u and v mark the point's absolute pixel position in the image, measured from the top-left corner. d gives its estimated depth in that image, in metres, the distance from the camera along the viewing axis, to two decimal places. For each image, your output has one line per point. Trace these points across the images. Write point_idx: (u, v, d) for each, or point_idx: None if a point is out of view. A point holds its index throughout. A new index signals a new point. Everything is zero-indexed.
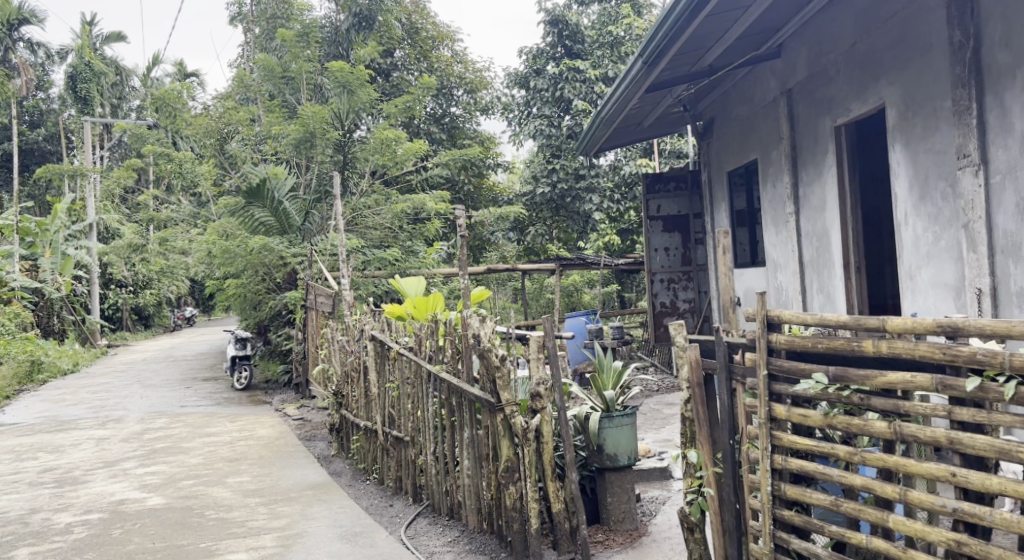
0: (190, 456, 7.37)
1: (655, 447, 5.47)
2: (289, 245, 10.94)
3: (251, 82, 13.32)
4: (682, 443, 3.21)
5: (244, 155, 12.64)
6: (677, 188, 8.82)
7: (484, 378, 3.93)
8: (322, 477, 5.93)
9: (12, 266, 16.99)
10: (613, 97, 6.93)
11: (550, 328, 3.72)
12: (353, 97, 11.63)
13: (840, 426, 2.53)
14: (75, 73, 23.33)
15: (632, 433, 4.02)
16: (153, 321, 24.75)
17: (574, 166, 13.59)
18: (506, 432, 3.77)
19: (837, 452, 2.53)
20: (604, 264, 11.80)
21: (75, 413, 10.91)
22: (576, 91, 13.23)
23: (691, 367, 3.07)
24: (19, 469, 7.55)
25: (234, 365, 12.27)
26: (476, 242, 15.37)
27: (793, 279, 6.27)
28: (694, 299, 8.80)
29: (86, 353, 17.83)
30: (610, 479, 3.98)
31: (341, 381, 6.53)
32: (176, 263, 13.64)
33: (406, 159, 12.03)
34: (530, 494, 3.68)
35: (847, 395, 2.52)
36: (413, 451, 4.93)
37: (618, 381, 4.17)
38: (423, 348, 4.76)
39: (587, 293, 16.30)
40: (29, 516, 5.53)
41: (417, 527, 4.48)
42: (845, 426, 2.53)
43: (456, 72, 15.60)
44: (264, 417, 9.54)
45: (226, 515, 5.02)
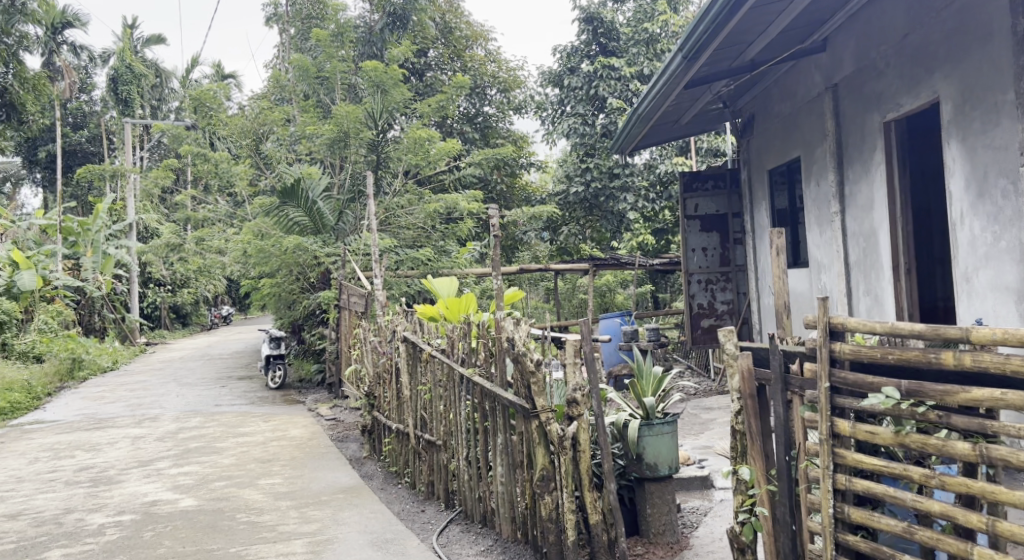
0: (223, 456, 7.36)
1: (695, 454, 5.30)
2: (323, 245, 10.94)
3: (286, 83, 13.37)
4: (732, 457, 3.09)
5: (279, 155, 12.71)
6: (715, 187, 8.60)
7: (519, 382, 3.80)
8: (353, 479, 5.85)
9: (55, 265, 17.30)
10: (650, 93, 6.74)
11: (587, 331, 3.57)
12: (387, 97, 11.60)
13: (914, 447, 2.42)
14: (116, 75, 23.72)
15: (673, 442, 3.86)
16: (191, 320, 25.06)
17: (607, 165, 13.40)
18: (541, 439, 3.65)
19: (911, 475, 2.43)
20: (639, 265, 11.61)
21: (113, 411, 11.01)
22: (610, 88, 13.08)
23: (742, 377, 2.95)
24: (56, 467, 7.61)
25: (268, 365, 12.30)
26: (509, 241, 15.26)
27: (838, 281, 6.05)
28: (733, 301, 8.56)
29: (125, 351, 18.05)
30: (650, 490, 3.84)
31: (373, 382, 6.45)
32: (212, 262, 13.73)
33: (439, 158, 11.97)
34: (567, 505, 3.56)
35: (922, 412, 2.38)
36: (445, 456, 4.82)
37: (658, 387, 4.00)
38: (456, 350, 4.66)
39: (620, 294, 16.11)
40: (63, 515, 5.53)
41: (450, 535, 4.37)
42: (921, 446, 2.41)
43: (490, 71, 15.52)
44: (297, 417, 9.52)
45: (257, 519, 4.95)
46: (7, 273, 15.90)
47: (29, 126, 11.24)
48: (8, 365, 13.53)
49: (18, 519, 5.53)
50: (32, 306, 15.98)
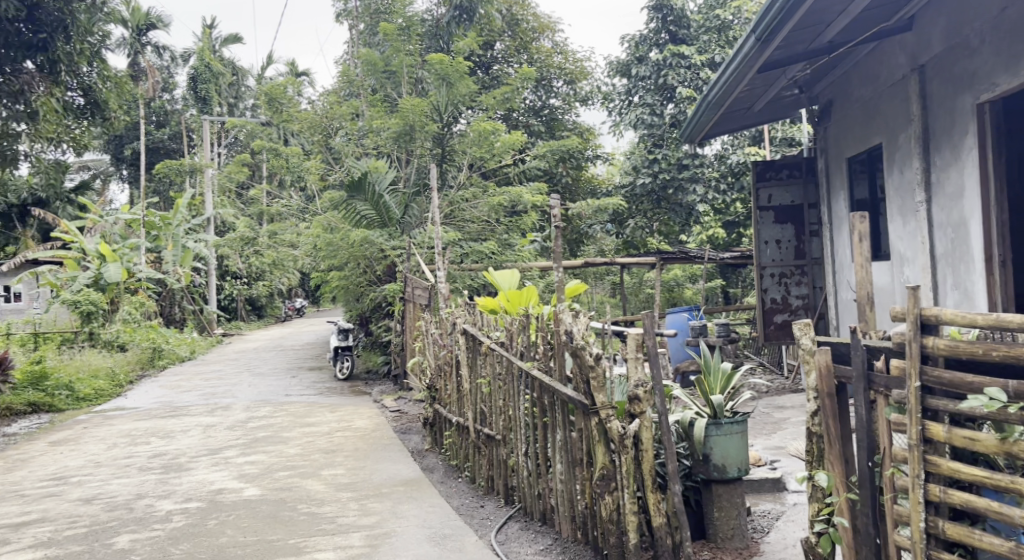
0: (289, 446, 7.42)
1: (766, 455, 5.07)
2: (389, 238, 10.97)
3: (355, 77, 13.47)
4: (808, 461, 2.89)
5: (347, 149, 12.77)
6: (791, 176, 8.20)
7: (578, 377, 3.65)
8: (414, 472, 5.80)
9: (139, 258, 17.90)
10: (721, 78, 6.47)
11: (651, 325, 3.40)
12: (453, 90, 11.52)
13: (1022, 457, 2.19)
14: (196, 74, 24.51)
15: (743, 443, 3.66)
16: (266, 311, 25.65)
17: (676, 156, 13.09)
18: (602, 437, 3.50)
19: (1019, 487, 2.20)
20: (708, 258, 11.30)
21: (188, 399, 11.30)
22: (680, 77, 12.77)
23: (819, 375, 2.75)
24: (131, 453, 7.80)
25: (336, 356, 12.44)
26: (575, 235, 15.12)
27: (923, 275, 5.70)
28: (808, 296, 8.20)
29: (204, 342, 18.58)
30: (717, 492, 3.65)
31: (434, 375, 6.40)
32: (285, 255, 14.02)
33: (504, 151, 11.92)
34: (628, 506, 3.39)
35: None
36: (505, 451, 4.71)
37: (726, 384, 3.79)
38: (515, 344, 4.55)
39: (689, 288, 15.82)
40: (134, 501, 5.63)
41: (508, 532, 4.26)
42: None
43: (556, 63, 15.37)
44: (363, 408, 9.57)
45: (317, 510, 4.93)
46: (95, 265, 16.54)
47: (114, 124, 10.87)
48: (94, 353, 14.05)
49: (92, 504, 5.65)
50: (117, 297, 16.58)
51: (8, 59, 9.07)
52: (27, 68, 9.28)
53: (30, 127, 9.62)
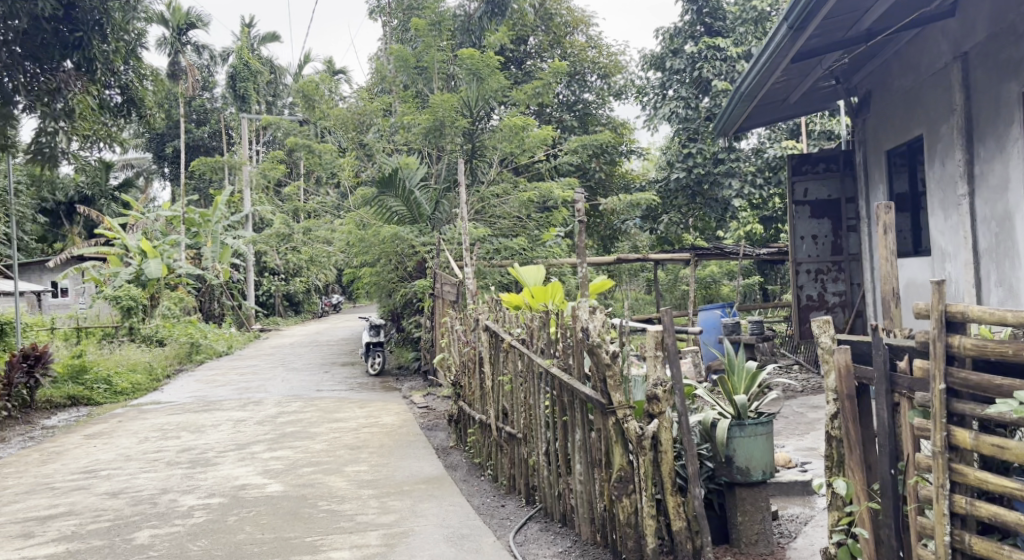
0: (315, 441, 7.42)
1: (796, 456, 4.90)
2: (420, 234, 10.92)
3: (387, 74, 13.40)
4: (827, 467, 2.76)
5: (378, 146, 12.74)
6: (828, 170, 7.92)
7: (595, 376, 3.56)
8: (437, 469, 5.73)
9: (178, 254, 18.14)
10: (753, 68, 6.28)
11: (670, 322, 3.30)
12: (484, 85, 11.46)
13: None
14: (235, 73, 24.79)
15: (768, 445, 3.52)
16: (303, 307, 25.88)
17: (712, 150, 12.85)
18: (619, 437, 3.39)
19: None
20: (744, 254, 11.06)
21: (221, 394, 11.40)
22: (715, 70, 12.54)
23: (839, 375, 2.61)
24: (161, 447, 7.86)
25: (368, 351, 12.45)
26: (609, 231, 14.95)
27: (965, 271, 5.48)
28: (846, 293, 7.96)
29: (241, 337, 18.78)
30: (740, 495, 3.52)
31: (459, 372, 6.33)
32: (319, 251, 14.07)
33: (535, 146, 11.83)
34: (646, 508, 3.29)
35: None
36: (526, 450, 4.62)
37: (751, 384, 3.64)
38: (536, 340, 4.47)
39: (726, 285, 15.60)
40: (159, 495, 5.65)
41: (528, 533, 4.17)
42: None
43: (590, 57, 15.22)
44: (391, 404, 9.56)
45: (337, 507, 4.89)
46: (136, 261, 16.81)
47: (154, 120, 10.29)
48: (132, 347, 14.27)
49: (118, 498, 5.67)
50: (156, 293, 16.82)
51: (46, 57, 8.53)
52: (66, 67, 8.69)
53: (67, 126, 9.22)
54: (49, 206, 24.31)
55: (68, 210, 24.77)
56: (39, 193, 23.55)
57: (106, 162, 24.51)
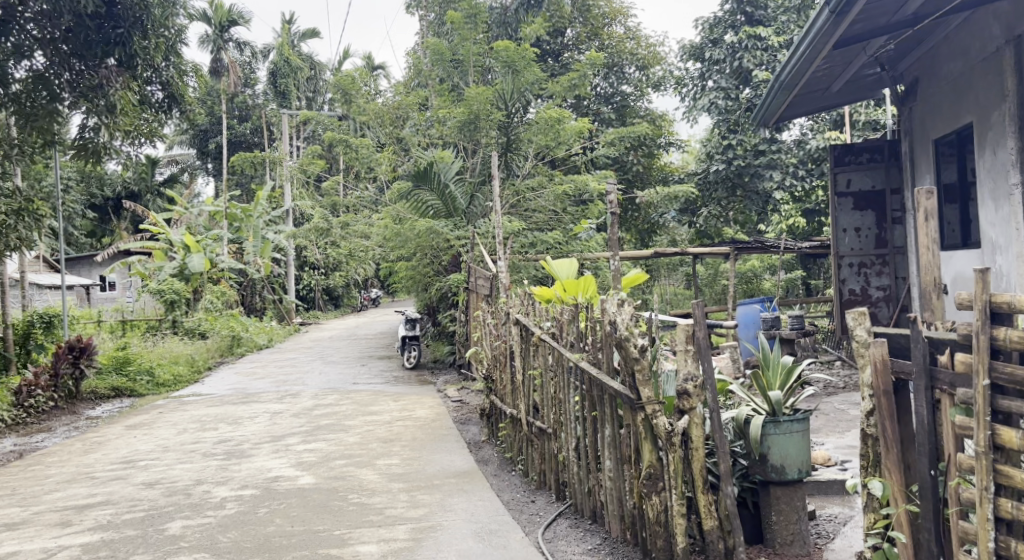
0: (348, 434, 7.43)
1: (836, 454, 4.74)
2: (454, 228, 10.87)
3: (424, 68, 13.39)
4: (863, 468, 2.66)
5: (414, 140, 12.75)
6: (872, 160, 7.67)
7: (625, 371, 3.48)
8: (468, 464, 5.69)
9: (221, 249, 18.40)
10: (794, 56, 6.10)
11: (701, 316, 3.20)
12: (519, 78, 11.39)
13: None
14: (275, 69, 25.04)
15: (804, 442, 3.40)
16: (342, 301, 26.08)
17: (752, 142, 12.62)
18: (648, 434, 3.32)
19: None
20: (785, 248, 10.82)
21: (259, 386, 11.52)
22: (756, 60, 12.29)
23: (875, 370, 2.51)
24: (199, 438, 7.95)
25: (404, 345, 12.47)
26: (648, 224, 14.79)
27: (1017, 264, 5.25)
28: (890, 287, 7.69)
29: (281, 330, 18.97)
30: (775, 494, 3.40)
31: (491, 365, 6.28)
32: (357, 246, 14.15)
33: (571, 138, 11.74)
34: (676, 507, 3.20)
35: None
36: (556, 446, 4.56)
37: (787, 379, 3.52)
38: (566, 335, 4.41)
39: (767, 280, 15.34)
40: (193, 487, 5.70)
41: (557, 529, 4.11)
42: None
43: (629, 48, 14.98)
44: (425, 397, 9.56)
45: (367, 500, 4.87)
46: (179, 256, 17.09)
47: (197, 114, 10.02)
48: (175, 340, 14.51)
49: (153, 488, 5.73)
50: (199, 287, 17.09)
51: (89, 55, 8.45)
52: (107, 63, 8.57)
53: (105, 120, 8.95)
54: (97, 202, 24.88)
55: (116, 205, 25.33)
56: (88, 188, 24.12)
57: (152, 158, 24.99)
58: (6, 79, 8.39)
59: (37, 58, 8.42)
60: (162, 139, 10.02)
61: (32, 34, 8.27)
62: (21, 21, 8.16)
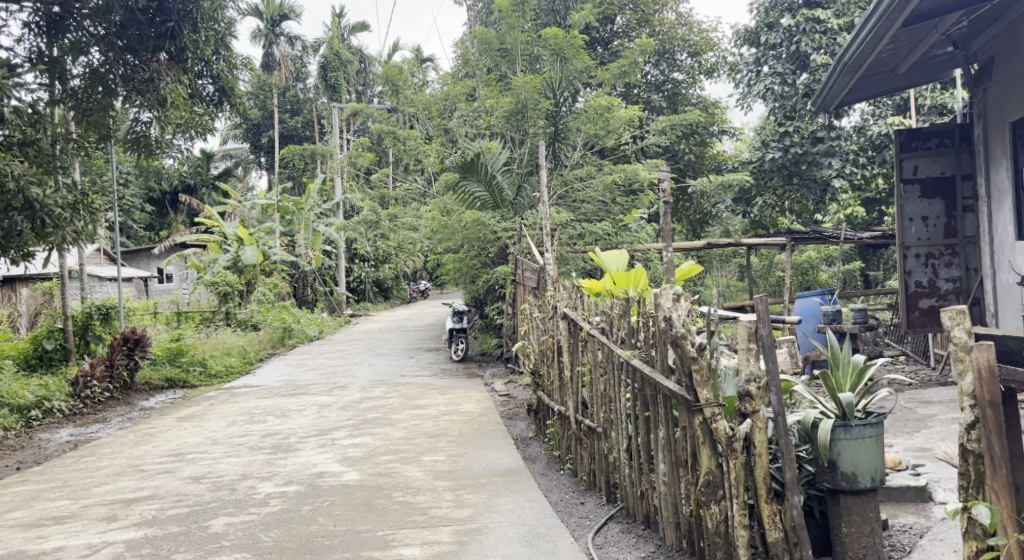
0: (395, 429, 7.31)
1: (907, 457, 4.43)
2: (501, 220, 10.68)
3: (472, 58, 13.22)
4: (963, 488, 2.49)
5: (462, 131, 12.57)
6: (941, 145, 7.26)
7: (680, 370, 3.31)
8: (515, 462, 5.51)
9: (273, 241, 18.57)
10: (857, 38, 5.79)
11: (764, 312, 3.00)
12: (568, 66, 11.21)
13: None
14: (326, 63, 25.23)
15: (878, 449, 3.15)
16: (392, 293, 26.16)
17: (810, 129, 12.13)
18: (707, 438, 3.14)
19: None
20: (845, 238, 10.36)
21: (309, 378, 11.52)
22: (814, 43, 11.80)
23: (981, 378, 2.35)
24: (246, 432, 7.93)
25: (451, 338, 12.34)
26: (700, 215, 14.44)
27: None
28: (960, 279, 7.20)
29: (332, 321, 19.06)
30: (846, 504, 3.17)
31: (538, 360, 6.09)
32: (404, 238, 14.08)
33: (621, 127, 11.47)
34: (737, 517, 3.02)
35: None
36: (606, 446, 4.36)
37: (859, 379, 3.28)
38: (617, 331, 4.23)
39: (824, 271, 14.86)
40: (239, 482, 5.64)
41: (608, 534, 3.93)
42: None
43: (680, 35, 14.61)
44: (472, 391, 9.43)
45: (411, 499, 4.74)
46: (233, 249, 17.32)
47: (247, 108, 9.93)
48: (228, 332, 14.64)
49: (199, 483, 5.69)
50: (252, 279, 17.27)
51: (140, 48, 8.40)
52: (159, 58, 8.51)
53: (158, 114, 8.89)
54: (155, 195, 25.42)
55: (172, 199, 25.84)
56: (146, 182, 24.62)
57: (207, 153, 25.40)
58: (64, 76, 8.51)
59: (94, 54, 8.46)
60: (216, 133, 10.02)
61: (89, 30, 8.35)
62: (78, 17, 8.25)
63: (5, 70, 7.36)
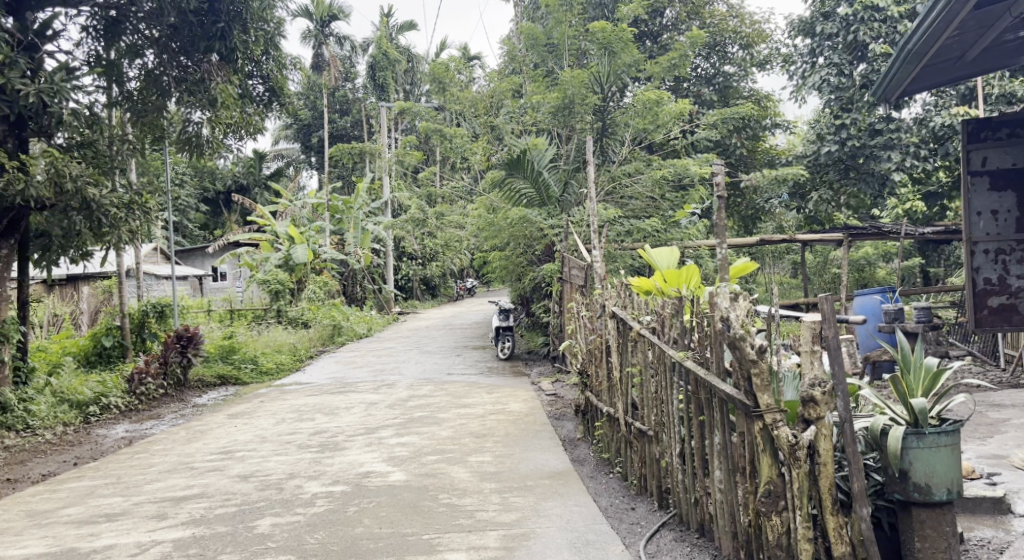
0: (441, 428, 7.24)
1: (981, 465, 4.20)
2: (548, 217, 10.52)
3: (518, 54, 13.11)
4: None
5: (509, 128, 12.45)
6: None
7: (737, 372, 3.19)
8: (563, 464, 5.38)
9: (323, 240, 18.71)
10: (926, 21, 5.50)
11: (829, 313, 2.85)
12: (616, 60, 10.98)
13: None
14: (375, 63, 25.43)
15: (954, 459, 2.98)
16: (439, 291, 26.20)
17: (868, 121, 11.72)
18: (768, 446, 3.02)
19: None
20: (906, 234, 9.95)
21: (358, 376, 11.54)
22: (873, 32, 11.43)
23: None
24: (295, 429, 7.94)
25: (498, 336, 12.23)
26: (753, 210, 14.11)
27: None
28: None
29: (380, 319, 19.14)
30: (919, 517, 3.01)
31: (586, 360, 5.95)
32: (451, 235, 14.03)
33: (670, 121, 11.20)
34: (801, 529, 2.92)
35: None
36: (657, 449, 4.21)
37: (933, 384, 3.17)
38: (668, 331, 4.09)
39: (882, 268, 14.40)
40: (286, 481, 5.62)
41: (661, 543, 3.78)
42: None
43: (732, 27, 14.29)
44: (519, 390, 9.33)
45: (457, 502, 4.65)
46: (285, 247, 17.50)
47: (295, 107, 9.93)
48: (279, 330, 14.79)
49: (247, 482, 5.68)
50: (303, 278, 17.40)
51: (191, 50, 8.46)
52: (210, 58, 8.57)
53: (210, 114, 8.89)
54: (209, 195, 25.93)
55: (226, 199, 26.35)
56: (201, 183, 25.17)
57: (259, 153, 25.77)
58: (120, 78, 8.73)
59: (149, 56, 8.62)
60: (266, 133, 10.08)
61: (144, 33, 8.48)
62: (134, 21, 8.39)
63: (62, 72, 7.51)
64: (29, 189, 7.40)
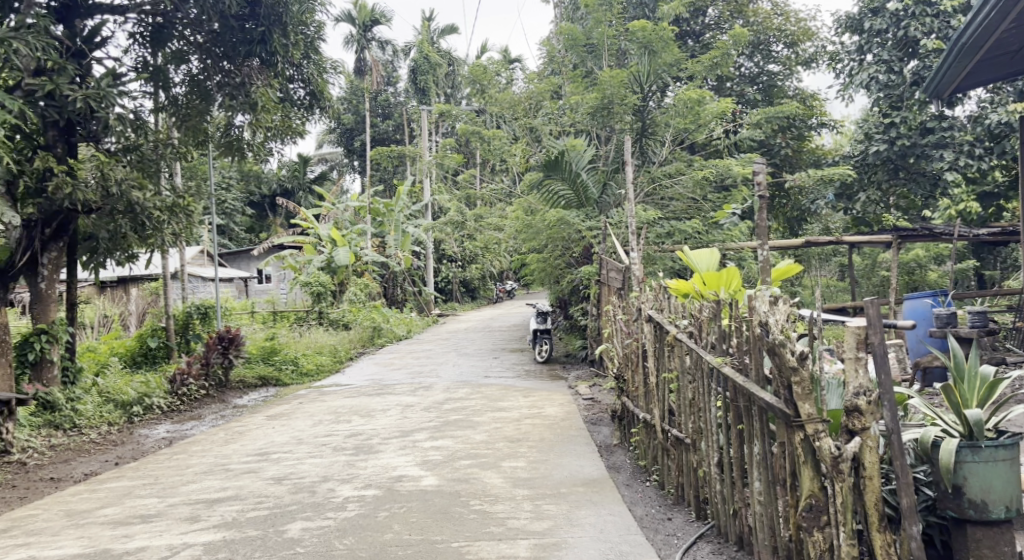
0: (476, 432, 7.16)
1: None
2: (586, 218, 10.39)
3: (557, 55, 13.00)
4: None
5: (547, 129, 12.36)
6: None
7: (777, 380, 3.04)
8: (599, 471, 5.25)
9: (364, 243, 18.80)
10: (981, 11, 5.28)
11: (875, 317, 2.69)
12: (656, 58, 10.79)
13: None
14: (416, 67, 25.57)
15: (1013, 474, 2.82)
16: (479, 293, 26.15)
17: (919, 119, 11.36)
18: (809, 457, 2.89)
19: None
20: (959, 235, 9.59)
21: (396, 378, 11.53)
22: (923, 27, 11.07)
23: None
24: (331, 432, 7.93)
25: (536, 338, 12.11)
26: (798, 211, 13.80)
27: None
28: None
29: (420, 321, 19.15)
30: (974, 536, 2.82)
31: (622, 365, 5.82)
32: (490, 238, 13.97)
33: (712, 120, 10.97)
34: (845, 546, 2.77)
35: None
36: (695, 458, 4.06)
37: (989, 394, 3.00)
38: (706, 337, 3.94)
39: (934, 271, 13.94)
40: (319, 484, 5.59)
41: (697, 556, 3.63)
42: None
43: (776, 24, 14.01)
44: (556, 393, 9.20)
45: (489, 508, 4.55)
46: (326, 250, 17.62)
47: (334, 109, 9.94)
48: (320, 332, 14.87)
49: (281, 485, 5.65)
50: (345, 280, 17.48)
51: (232, 54, 8.50)
52: (251, 63, 8.60)
53: (251, 118, 8.91)
54: (255, 199, 26.31)
55: (271, 202, 26.70)
56: (247, 186, 25.55)
57: (303, 156, 26.04)
58: (166, 83, 8.84)
59: (193, 62, 8.73)
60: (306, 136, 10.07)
61: (189, 40, 8.61)
62: (179, 26, 8.53)
63: (109, 78, 7.60)
64: (76, 193, 7.48)
